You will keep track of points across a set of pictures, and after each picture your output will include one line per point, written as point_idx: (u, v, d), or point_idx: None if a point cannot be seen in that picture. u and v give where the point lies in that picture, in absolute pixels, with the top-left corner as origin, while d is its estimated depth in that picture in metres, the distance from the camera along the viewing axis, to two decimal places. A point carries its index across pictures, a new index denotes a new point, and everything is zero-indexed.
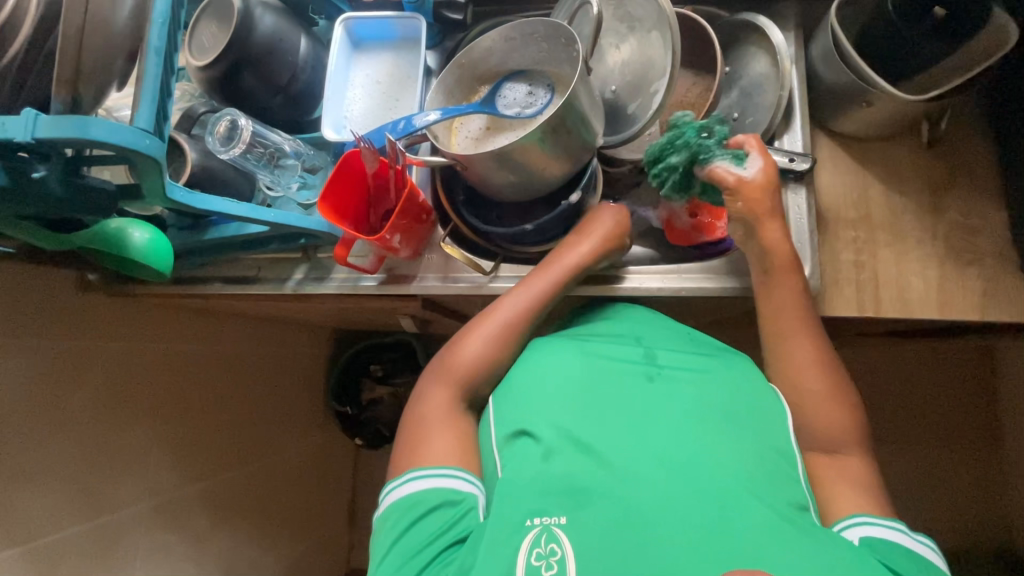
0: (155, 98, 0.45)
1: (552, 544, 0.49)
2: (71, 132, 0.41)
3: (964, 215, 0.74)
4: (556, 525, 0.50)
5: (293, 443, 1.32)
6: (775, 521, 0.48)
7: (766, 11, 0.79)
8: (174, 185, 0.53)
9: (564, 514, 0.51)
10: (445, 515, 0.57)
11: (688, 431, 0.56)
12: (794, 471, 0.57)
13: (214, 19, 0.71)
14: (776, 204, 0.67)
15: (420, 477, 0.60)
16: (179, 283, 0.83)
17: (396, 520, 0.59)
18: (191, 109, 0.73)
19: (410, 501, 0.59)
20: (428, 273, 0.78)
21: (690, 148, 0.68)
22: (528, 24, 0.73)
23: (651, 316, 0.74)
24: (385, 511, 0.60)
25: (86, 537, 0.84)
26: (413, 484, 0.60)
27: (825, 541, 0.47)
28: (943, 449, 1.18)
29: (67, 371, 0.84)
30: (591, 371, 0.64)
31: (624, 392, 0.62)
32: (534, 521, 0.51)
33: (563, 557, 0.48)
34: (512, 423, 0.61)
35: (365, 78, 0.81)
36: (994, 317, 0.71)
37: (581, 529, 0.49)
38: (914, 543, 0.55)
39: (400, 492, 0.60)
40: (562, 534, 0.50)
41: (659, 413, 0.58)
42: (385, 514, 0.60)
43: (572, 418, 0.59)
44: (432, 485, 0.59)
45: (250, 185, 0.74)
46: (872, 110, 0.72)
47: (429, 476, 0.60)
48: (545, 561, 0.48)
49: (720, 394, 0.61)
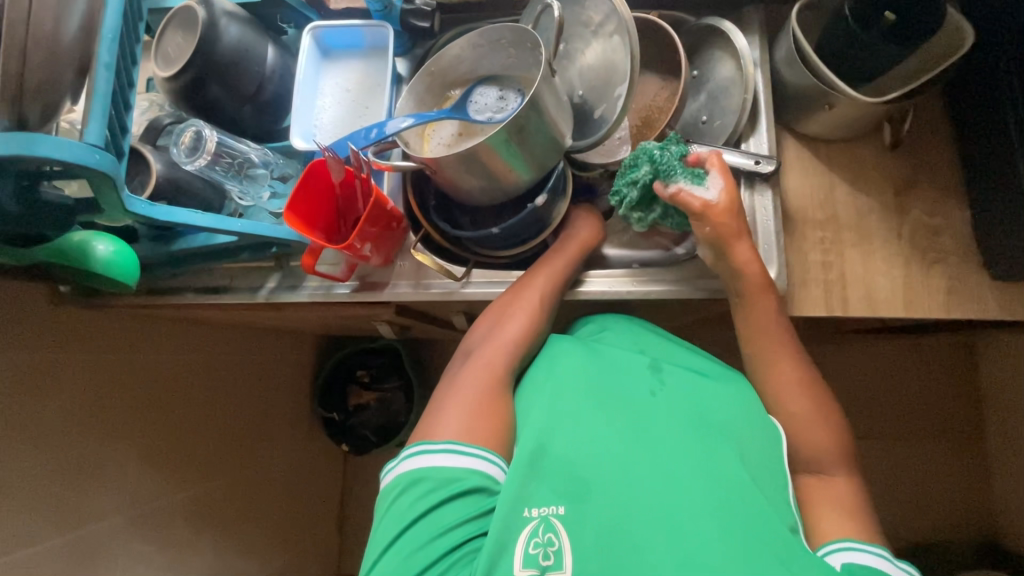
0: (105, 115, 0.45)
1: (549, 535, 0.51)
2: (18, 150, 0.40)
3: (928, 214, 0.75)
4: (554, 515, 0.52)
5: (277, 451, 1.32)
6: (769, 525, 0.50)
7: (730, 16, 0.80)
8: (134, 198, 0.53)
9: (563, 505, 0.53)
10: (476, 502, 0.54)
11: (692, 435, 0.57)
12: (784, 488, 0.57)
13: (180, 30, 0.71)
14: (741, 225, 0.67)
15: (455, 453, 0.57)
16: (150, 293, 0.83)
17: (414, 493, 0.55)
18: (157, 120, 0.73)
19: (442, 477, 0.55)
20: (400, 280, 0.78)
21: (652, 168, 0.67)
22: (494, 30, 0.74)
23: (626, 323, 0.76)
24: (407, 476, 0.57)
25: (62, 551, 0.83)
26: (444, 459, 0.57)
27: (797, 550, 0.48)
28: (922, 444, 1.19)
29: (38, 384, 0.83)
30: (601, 372, 0.65)
31: (632, 393, 0.63)
32: (532, 512, 0.53)
33: (560, 548, 0.50)
34: (524, 413, 0.63)
35: (335, 86, 0.81)
36: (959, 315, 0.73)
37: (580, 524, 0.51)
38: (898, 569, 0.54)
39: (427, 462, 0.57)
40: (560, 526, 0.52)
41: (667, 415, 0.59)
42: (406, 480, 0.56)
43: (583, 411, 0.60)
44: (466, 466, 0.56)
45: (220, 196, 0.74)
46: (834, 112, 0.72)
47: (464, 456, 0.57)
48: (542, 550, 0.50)
49: (721, 398, 0.63)
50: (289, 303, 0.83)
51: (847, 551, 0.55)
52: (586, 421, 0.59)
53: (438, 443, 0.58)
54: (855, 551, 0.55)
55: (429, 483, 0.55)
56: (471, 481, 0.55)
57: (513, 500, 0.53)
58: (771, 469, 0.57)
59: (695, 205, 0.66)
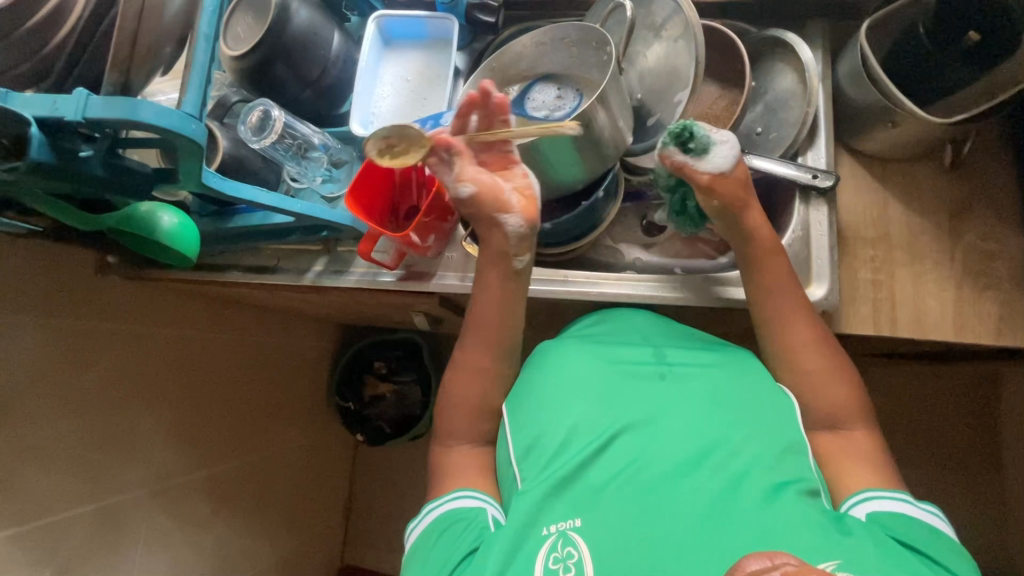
0: (201, 84, 0.45)
1: (569, 548, 0.50)
2: (121, 113, 0.41)
3: (982, 238, 0.75)
4: (571, 528, 0.52)
5: (296, 434, 1.32)
6: (803, 517, 0.49)
7: (794, 29, 0.81)
8: (208, 171, 0.53)
9: (579, 517, 0.52)
10: (457, 529, 0.57)
11: (700, 428, 0.57)
12: (806, 459, 0.56)
13: (251, 10, 0.71)
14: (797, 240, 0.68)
15: (445, 501, 0.61)
16: (198, 269, 0.84)
17: (417, 560, 0.58)
18: (225, 97, 0.76)
19: (427, 534, 0.59)
20: (447, 271, 0.79)
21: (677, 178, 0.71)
22: (560, 28, 0.74)
23: (648, 316, 0.74)
24: (406, 555, 0.61)
25: (91, 518, 0.84)
26: (423, 523, 0.61)
27: (843, 540, 0.47)
28: (946, 473, 1.17)
29: (81, 351, 0.84)
30: (605, 373, 0.65)
31: (641, 391, 0.63)
32: (550, 529, 0.52)
33: (579, 560, 0.49)
34: (526, 428, 0.62)
35: (395, 76, 0.82)
36: (1008, 342, 0.72)
37: (597, 531, 0.50)
38: (921, 512, 0.54)
39: (415, 535, 0.61)
40: (578, 537, 0.51)
41: (675, 411, 0.60)
42: (407, 556, 0.60)
43: (584, 422, 0.60)
44: (450, 508, 0.60)
45: (276, 175, 0.76)
46: (896, 131, 0.72)
47: (433, 510, 0.61)
48: (562, 565, 0.49)
49: (732, 388, 0.62)
50: (333, 288, 0.83)
51: (868, 500, 0.55)
52: (586, 432, 0.59)
53: (428, 506, 0.62)
54: (878, 500, 0.55)
55: (425, 543, 0.59)
56: (447, 518, 0.59)
57: (526, 521, 0.53)
58: (783, 441, 0.56)
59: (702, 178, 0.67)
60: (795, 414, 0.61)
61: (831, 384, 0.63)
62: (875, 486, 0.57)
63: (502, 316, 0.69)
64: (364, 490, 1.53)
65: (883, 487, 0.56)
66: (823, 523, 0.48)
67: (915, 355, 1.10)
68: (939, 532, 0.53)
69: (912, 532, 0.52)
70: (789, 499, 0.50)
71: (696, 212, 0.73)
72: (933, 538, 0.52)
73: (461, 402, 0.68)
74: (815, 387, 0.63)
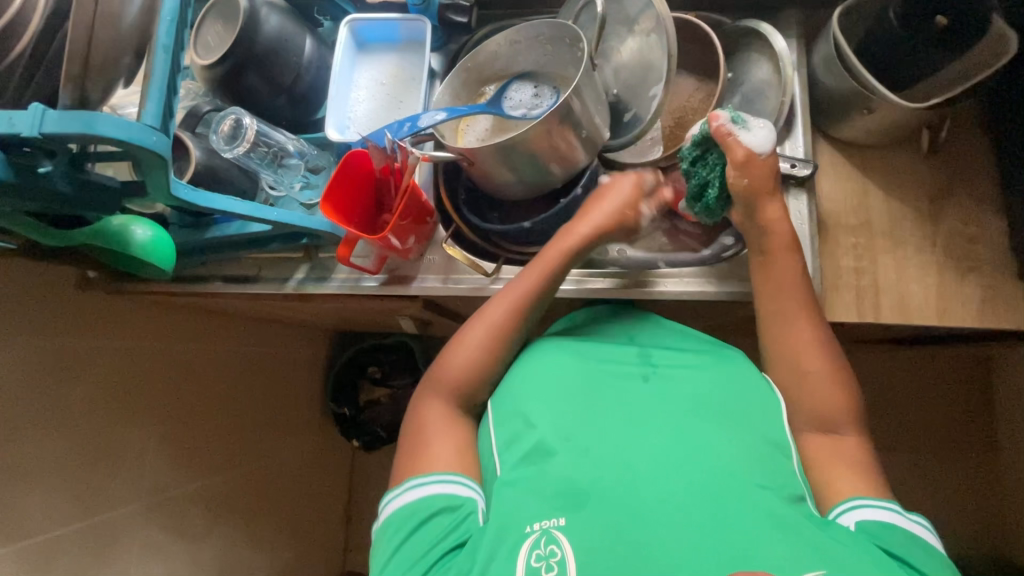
0: (162, 95, 0.45)
1: (551, 547, 0.49)
2: (79, 128, 0.41)
3: (963, 222, 0.75)
4: (556, 527, 0.51)
5: (290, 443, 1.32)
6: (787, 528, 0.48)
7: (768, 19, 0.80)
8: (178, 182, 0.53)
9: (563, 516, 0.51)
10: (441, 523, 0.57)
11: (689, 429, 0.57)
12: (787, 459, 0.58)
13: (221, 18, 0.71)
14: (780, 228, 0.67)
15: (432, 481, 0.60)
16: (179, 281, 0.83)
17: (394, 536, 0.58)
18: (196, 108, 0.74)
19: (407, 512, 0.59)
20: (429, 274, 0.78)
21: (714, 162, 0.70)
22: (533, 26, 0.74)
23: (634, 316, 0.75)
24: (380, 526, 0.61)
25: (82, 535, 0.83)
26: (403, 500, 0.60)
27: (820, 542, 0.48)
28: (940, 457, 1.18)
29: (64, 367, 0.83)
30: (593, 374, 0.65)
31: (627, 392, 0.62)
32: (533, 526, 0.51)
33: (562, 559, 0.48)
34: (512, 428, 0.62)
35: (370, 79, 0.81)
36: (992, 324, 0.71)
37: (581, 531, 0.50)
38: (910, 522, 0.54)
39: (392, 507, 0.61)
40: (561, 535, 0.50)
41: (662, 411, 0.60)
42: (381, 530, 0.60)
43: (569, 421, 0.59)
44: (435, 492, 0.59)
45: (251, 183, 0.75)
46: (873, 117, 0.72)
47: (415, 488, 0.60)
48: (545, 563, 0.48)
49: (720, 390, 0.62)
50: (317, 295, 0.82)
51: (859, 508, 0.55)
52: (571, 429, 0.59)
53: (411, 483, 0.61)
54: (869, 509, 0.55)
55: (405, 521, 0.58)
56: (432, 504, 0.58)
57: (510, 519, 0.53)
58: (769, 446, 0.57)
59: (738, 153, 0.66)
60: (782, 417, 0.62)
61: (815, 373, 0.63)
62: (867, 496, 0.57)
63: (507, 327, 0.70)
64: (363, 494, 1.53)
65: (873, 496, 0.56)
66: (801, 526, 0.49)
67: (904, 340, 1.10)
68: (926, 545, 0.53)
69: (900, 542, 0.52)
70: (770, 501, 0.51)
71: (716, 203, 0.71)
72: (920, 550, 0.52)
73: (446, 405, 0.67)
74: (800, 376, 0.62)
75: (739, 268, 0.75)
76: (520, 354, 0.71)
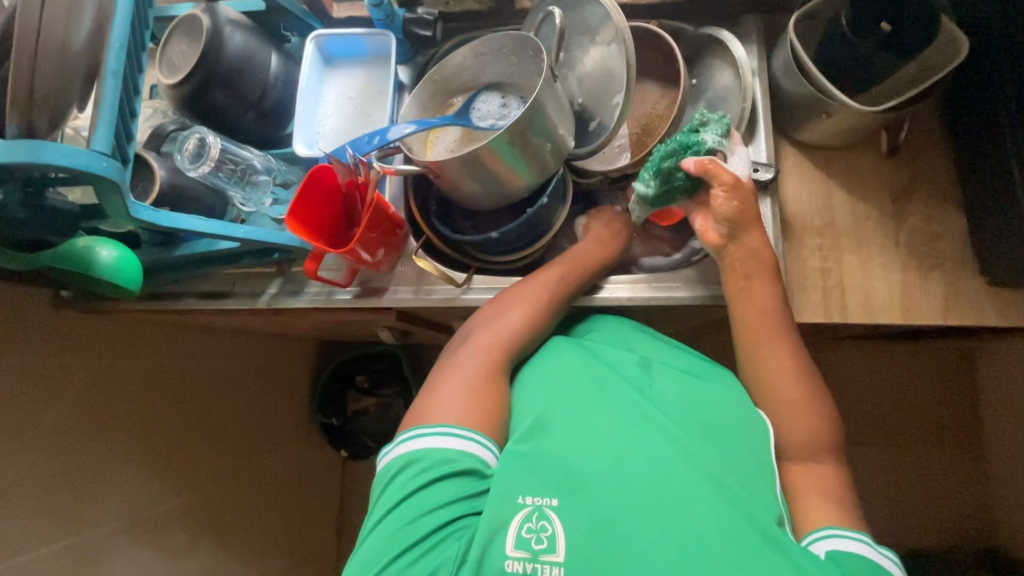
0: (112, 121, 0.46)
1: (543, 522, 0.51)
2: (26, 157, 0.41)
3: (925, 221, 0.76)
4: (548, 506, 0.52)
5: (277, 455, 1.31)
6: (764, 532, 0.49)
7: (729, 25, 0.82)
8: (137, 204, 0.53)
9: (557, 497, 0.52)
10: (453, 487, 0.56)
11: (684, 432, 0.58)
12: (772, 484, 0.57)
13: (184, 37, 0.71)
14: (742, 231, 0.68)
15: (460, 440, 0.59)
16: (153, 299, 0.83)
17: (408, 475, 0.57)
18: (161, 127, 0.75)
19: (433, 458, 0.58)
20: (400, 286, 0.79)
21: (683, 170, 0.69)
22: (496, 38, 0.75)
23: (626, 326, 0.76)
24: (397, 459, 0.60)
25: (62, 556, 0.83)
26: (422, 444, 0.59)
27: (788, 546, 0.48)
28: (922, 451, 1.19)
29: (38, 388, 0.83)
30: (594, 371, 0.66)
31: (627, 389, 0.64)
32: (526, 500, 0.52)
33: (552, 534, 0.50)
34: (520, 416, 0.63)
35: (338, 94, 0.82)
36: (956, 320, 0.73)
37: (574, 513, 0.51)
38: (880, 555, 0.55)
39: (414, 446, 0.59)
40: (554, 514, 0.51)
41: (659, 411, 0.61)
42: (398, 462, 0.59)
43: (570, 411, 0.60)
44: (458, 451, 0.58)
45: (222, 203, 0.74)
46: (832, 121, 0.73)
47: (444, 438, 0.59)
48: (535, 535, 0.50)
49: (710, 401, 0.63)
50: (291, 309, 0.83)
51: (833, 537, 0.56)
52: (573, 418, 0.60)
53: (436, 432, 0.59)
54: (842, 538, 0.55)
55: (420, 463, 0.57)
56: (450, 463, 0.57)
57: (504, 489, 0.53)
58: (743, 453, 0.57)
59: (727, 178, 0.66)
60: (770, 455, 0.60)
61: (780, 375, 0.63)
62: (841, 524, 0.57)
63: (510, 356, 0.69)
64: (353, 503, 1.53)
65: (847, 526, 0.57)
66: (781, 535, 0.49)
67: (880, 337, 1.11)
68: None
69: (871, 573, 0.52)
70: (755, 513, 0.50)
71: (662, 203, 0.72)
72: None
73: None
74: None
75: (706, 272, 0.76)
76: (530, 356, 0.72)
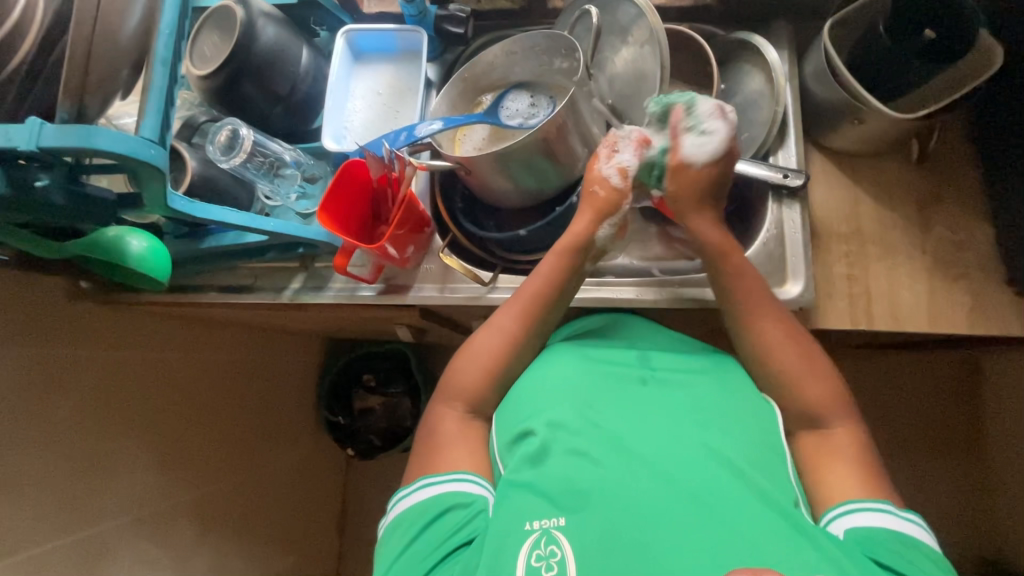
0: (160, 110, 0.45)
1: (552, 547, 0.50)
2: (75, 141, 0.41)
3: (951, 229, 0.76)
4: (556, 527, 0.51)
5: (284, 453, 1.30)
6: (790, 530, 0.49)
7: (760, 31, 0.82)
8: (174, 194, 0.52)
9: (563, 516, 0.52)
10: (454, 518, 0.57)
11: (687, 435, 0.58)
12: (783, 462, 0.58)
13: (216, 28, 0.71)
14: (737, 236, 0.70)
15: (459, 481, 0.60)
16: (174, 291, 0.82)
17: (400, 534, 0.58)
18: (192, 118, 0.75)
19: (418, 510, 0.59)
20: (425, 283, 0.78)
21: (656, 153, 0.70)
22: (529, 37, 0.74)
23: (629, 322, 0.74)
24: (390, 523, 0.61)
25: (74, 549, 0.82)
26: (422, 492, 0.60)
27: (812, 535, 0.49)
28: (934, 462, 1.18)
29: (56, 378, 0.82)
30: (593, 379, 0.65)
31: (628, 395, 0.63)
32: (534, 525, 0.52)
33: (562, 558, 0.49)
34: (515, 425, 0.63)
35: (367, 89, 0.82)
36: (982, 331, 0.73)
37: (581, 530, 0.50)
38: (904, 522, 0.54)
39: (402, 505, 0.60)
40: (562, 536, 0.51)
41: (658, 415, 0.60)
42: (390, 526, 0.60)
43: (573, 423, 0.60)
44: (462, 490, 0.59)
45: (249, 194, 0.75)
46: (863, 127, 0.73)
47: (428, 486, 0.60)
48: (545, 562, 0.49)
49: (713, 398, 0.63)
50: (313, 305, 0.82)
51: (850, 514, 0.55)
52: (577, 428, 0.59)
53: (440, 475, 0.61)
54: (862, 514, 0.54)
55: (406, 523, 0.59)
56: (454, 498, 0.58)
57: (513, 518, 0.53)
58: (764, 446, 0.58)
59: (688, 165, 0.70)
60: (781, 435, 0.61)
61: (808, 379, 0.63)
62: (859, 498, 0.56)
63: (560, 271, 0.70)
64: (358, 503, 1.52)
65: (867, 498, 0.56)
66: (809, 528, 0.50)
67: (897, 346, 1.11)
68: (920, 545, 0.53)
69: (892, 550, 0.51)
70: (776, 506, 0.51)
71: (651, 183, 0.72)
72: (911, 554, 0.52)
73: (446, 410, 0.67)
74: (793, 382, 0.64)
75: None
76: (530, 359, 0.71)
